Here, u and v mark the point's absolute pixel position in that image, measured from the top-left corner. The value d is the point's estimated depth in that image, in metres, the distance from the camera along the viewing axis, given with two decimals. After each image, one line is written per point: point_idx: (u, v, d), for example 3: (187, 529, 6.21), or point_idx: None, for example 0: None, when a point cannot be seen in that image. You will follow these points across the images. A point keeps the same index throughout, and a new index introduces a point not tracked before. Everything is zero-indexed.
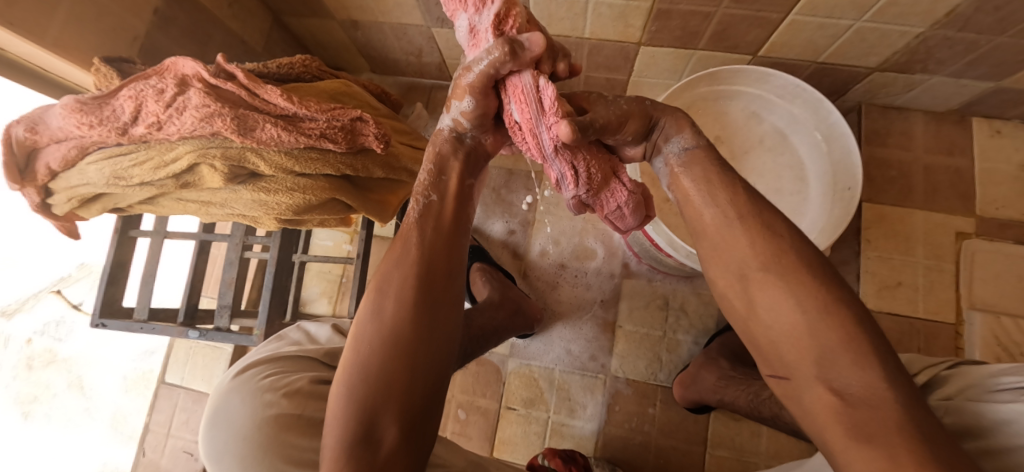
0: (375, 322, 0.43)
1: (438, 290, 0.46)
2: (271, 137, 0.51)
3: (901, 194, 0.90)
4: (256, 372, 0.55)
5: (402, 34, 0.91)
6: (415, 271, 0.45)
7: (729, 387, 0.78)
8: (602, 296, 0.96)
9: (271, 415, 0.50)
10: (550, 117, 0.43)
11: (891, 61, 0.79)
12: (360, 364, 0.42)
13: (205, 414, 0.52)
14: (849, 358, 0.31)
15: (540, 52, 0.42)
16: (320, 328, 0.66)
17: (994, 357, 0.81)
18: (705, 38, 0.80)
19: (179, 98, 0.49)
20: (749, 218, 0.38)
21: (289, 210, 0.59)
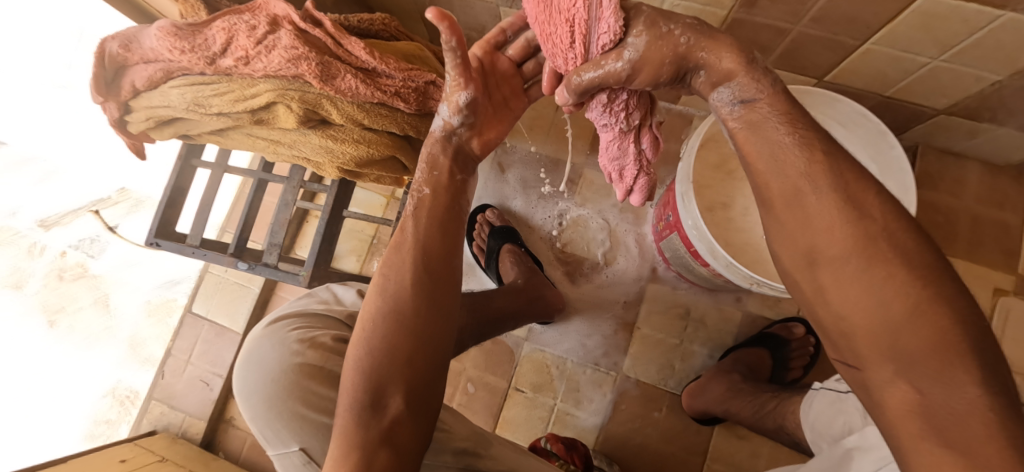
0: (378, 297, 0.46)
1: (438, 269, 0.47)
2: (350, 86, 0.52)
3: (944, 240, 0.88)
4: (289, 326, 0.56)
5: (469, 8, 0.93)
6: (415, 254, 0.47)
7: (736, 398, 0.80)
8: (624, 297, 0.97)
9: (294, 364, 0.51)
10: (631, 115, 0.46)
11: (961, 105, 0.78)
12: (367, 338, 0.45)
13: (240, 357, 0.54)
14: (935, 365, 0.26)
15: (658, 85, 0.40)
16: (345, 290, 0.65)
17: None
18: (774, 55, 0.81)
19: (269, 36, 0.50)
20: (829, 192, 0.31)
21: (352, 160, 0.60)
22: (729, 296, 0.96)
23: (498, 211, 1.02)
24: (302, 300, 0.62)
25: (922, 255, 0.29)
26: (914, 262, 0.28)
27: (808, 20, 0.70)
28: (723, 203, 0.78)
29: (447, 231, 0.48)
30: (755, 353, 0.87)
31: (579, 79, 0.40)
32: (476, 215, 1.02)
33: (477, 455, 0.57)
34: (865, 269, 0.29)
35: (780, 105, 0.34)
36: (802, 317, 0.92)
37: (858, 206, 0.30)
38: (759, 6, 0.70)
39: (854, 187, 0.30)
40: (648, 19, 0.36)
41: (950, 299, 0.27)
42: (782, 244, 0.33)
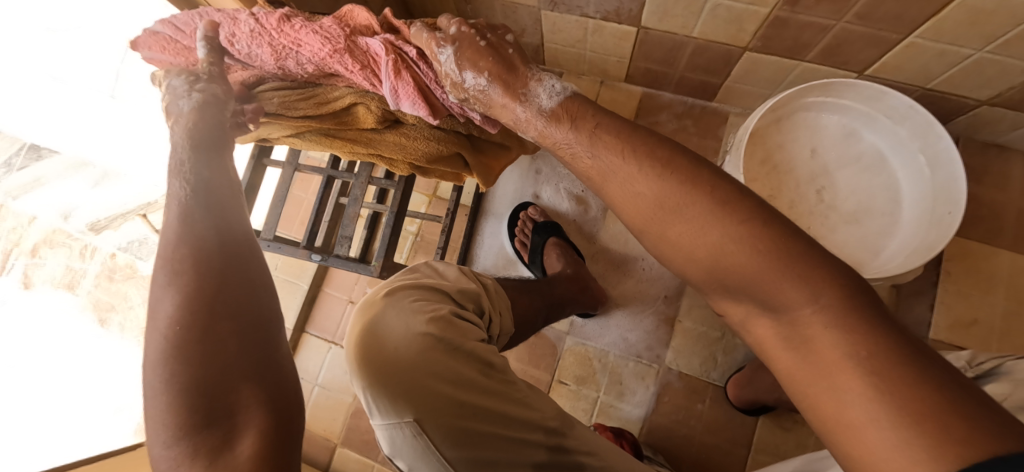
0: (167, 304, 0.37)
1: (230, 250, 0.42)
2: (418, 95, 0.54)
3: (989, 232, 0.88)
4: (404, 296, 0.60)
5: (511, 13, 0.97)
6: (195, 243, 0.40)
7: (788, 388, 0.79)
8: (665, 292, 0.98)
9: (413, 334, 0.54)
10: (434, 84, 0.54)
11: (1005, 96, 0.79)
12: (168, 357, 0.35)
13: (358, 323, 0.58)
14: (764, 288, 0.31)
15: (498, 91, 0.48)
16: (447, 267, 0.69)
17: None
18: (815, 51, 0.82)
19: (361, 44, 0.52)
20: (651, 158, 0.36)
21: (420, 158, 0.64)
22: None
23: (539, 207, 1.04)
24: (407, 273, 0.67)
25: (746, 203, 0.33)
26: (736, 217, 0.32)
27: (851, 16, 0.72)
28: (769, 196, 0.79)
29: (229, 217, 0.44)
30: None
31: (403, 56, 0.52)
32: (518, 211, 1.04)
33: (564, 434, 0.62)
34: (703, 226, 0.33)
35: (569, 126, 0.42)
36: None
37: (687, 182, 0.34)
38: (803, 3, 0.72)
39: (674, 167, 0.35)
40: (466, 45, 0.47)
41: (801, 246, 0.30)
42: (629, 212, 0.37)
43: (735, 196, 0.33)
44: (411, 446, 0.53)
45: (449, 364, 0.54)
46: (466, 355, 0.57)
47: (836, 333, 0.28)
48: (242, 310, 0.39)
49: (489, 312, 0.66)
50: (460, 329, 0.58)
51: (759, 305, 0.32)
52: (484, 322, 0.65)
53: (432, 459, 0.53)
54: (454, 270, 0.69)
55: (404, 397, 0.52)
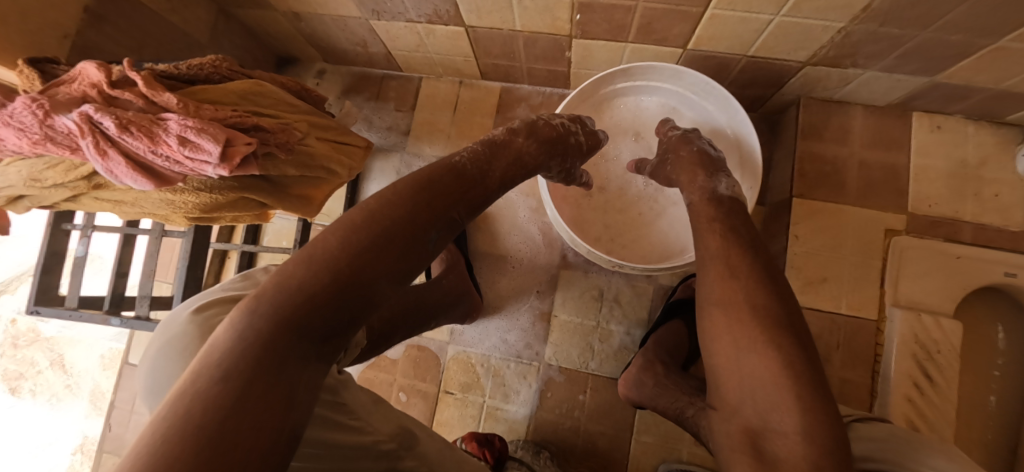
0: (330, 246, 0.37)
1: (407, 241, 0.41)
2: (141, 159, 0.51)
3: (834, 189, 0.87)
4: (218, 313, 0.48)
5: (343, 25, 0.96)
6: (393, 224, 0.40)
7: (663, 396, 0.75)
8: (538, 288, 0.99)
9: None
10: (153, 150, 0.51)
11: (821, 56, 0.78)
12: (288, 292, 0.34)
13: (155, 346, 0.46)
14: (763, 390, 0.40)
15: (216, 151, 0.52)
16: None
17: (913, 356, 0.80)
18: (633, 31, 0.81)
19: (58, 121, 0.48)
20: (750, 274, 0.47)
21: (197, 207, 0.61)
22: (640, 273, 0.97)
23: None
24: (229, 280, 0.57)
25: (769, 309, 0.44)
26: (767, 331, 0.42)
27: None
28: (598, 187, 0.81)
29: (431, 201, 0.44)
30: (672, 331, 0.86)
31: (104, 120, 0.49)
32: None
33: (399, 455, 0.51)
34: (743, 336, 0.43)
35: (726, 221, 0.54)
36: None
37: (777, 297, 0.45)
38: None
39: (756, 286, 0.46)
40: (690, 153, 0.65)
41: (796, 363, 0.40)
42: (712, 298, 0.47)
43: (775, 306, 0.44)
44: None
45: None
46: None
47: (801, 442, 0.37)
48: (385, 266, 0.38)
49: None
50: None
51: (750, 405, 0.41)
52: None
53: None
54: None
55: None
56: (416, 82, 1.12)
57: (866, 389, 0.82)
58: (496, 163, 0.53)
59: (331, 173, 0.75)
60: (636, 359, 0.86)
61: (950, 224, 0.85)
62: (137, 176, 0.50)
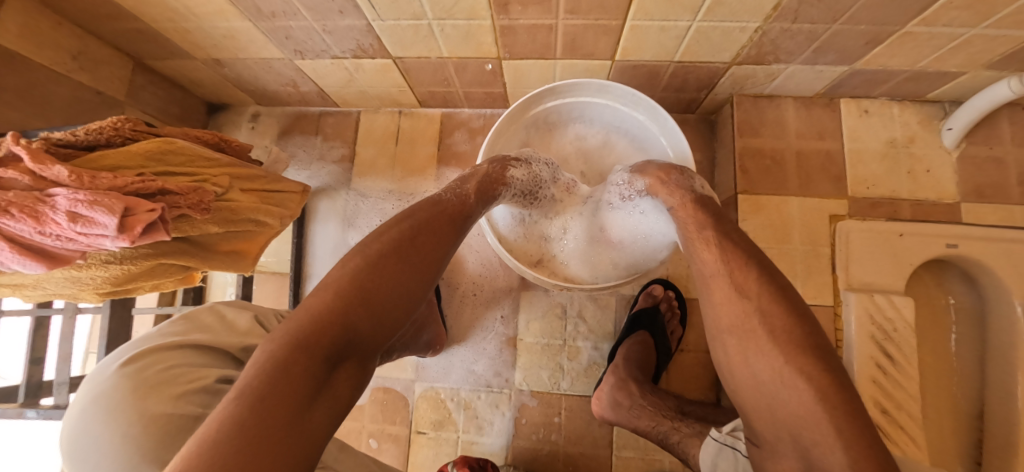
0: (301, 317, 0.43)
1: (368, 301, 0.46)
2: (29, 241, 0.47)
3: (777, 181, 0.88)
4: (153, 363, 0.43)
5: (269, 67, 0.93)
6: (349, 286, 0.46)
7: (641, 417, 0.75)
8: (501, 313, 0.97)
9: (153, 414, 0.40)
10: (43, 230, 0.46)
11: (743, 55, 0.79)
12: (265, 370, 0.39)
13: (75, 405, 0.41)
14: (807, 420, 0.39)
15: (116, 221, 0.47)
16: (239, 313, 0.55)
17: (872, 337, 0.81)
18: (559, 49, 0.81)
19: None
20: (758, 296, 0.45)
21: (107, 281, 0.56)
22: None
23: None
24: (168, 323, 0.50)
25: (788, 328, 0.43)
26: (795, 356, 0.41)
27: (562, 12, 0.70)
28: None
29: (399, 259, 0.49)
30: (638, 342, 0.84)
31: None
32: None
33: None
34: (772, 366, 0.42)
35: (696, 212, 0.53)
36: (662, 278, 0.94)
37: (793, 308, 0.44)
38: (512, 10, 0.70)
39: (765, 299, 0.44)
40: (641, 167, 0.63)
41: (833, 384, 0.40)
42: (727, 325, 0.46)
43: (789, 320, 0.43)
44: None
45: None
46: None
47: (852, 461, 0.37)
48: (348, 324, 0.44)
49: None
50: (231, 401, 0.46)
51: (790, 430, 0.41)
52: None
53: None
54: (247, 319, 0.55)
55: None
56: (355, 116, 1.09)
57: None
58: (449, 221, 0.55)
59: (261, 224, 0.72)
60: (607, 377, 0.84)
61: (889, 203, 0.88)
62: (24, 260, 0.46)
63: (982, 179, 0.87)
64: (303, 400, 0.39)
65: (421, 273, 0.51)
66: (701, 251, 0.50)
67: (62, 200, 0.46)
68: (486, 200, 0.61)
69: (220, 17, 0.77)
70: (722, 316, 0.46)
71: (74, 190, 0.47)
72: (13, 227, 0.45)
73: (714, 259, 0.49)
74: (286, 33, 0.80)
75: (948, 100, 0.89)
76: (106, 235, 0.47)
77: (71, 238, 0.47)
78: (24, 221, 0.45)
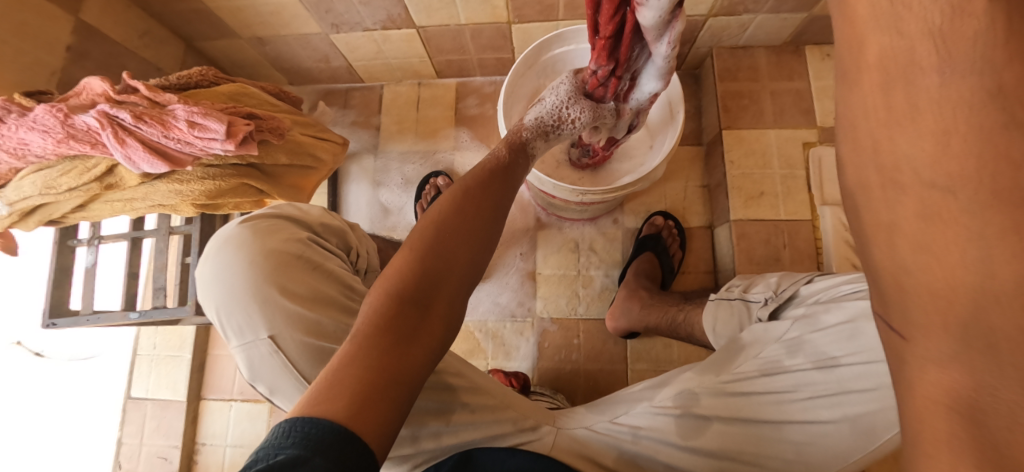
0: (388, 270, 0.45)
1: (449, 248, 0.46)
2: (155, 148, 0.58)
3: (754, 118, 1.02)
4: (260, 221, 0.58)
5: (306, 43, 1.06)
6: (430, 237, 0.46)
7: (651, 312, 0.87)
8: (520, 250, 1.08)
9: (267, 248, 0.54)
10: (167, 134, 0.57)
11: (717, 7, 0.92)
12: (366, 317, 0.42)
13: (214, 244, 0.57)
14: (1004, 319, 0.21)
15: (221, 128, 0.59)
16: (310, 206, 0.66)
17: (846, 242, 0.93)
18: (561, 9, 0.94)
19: (80, 121, 0.55)
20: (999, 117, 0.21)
21: (202, 195, 0.67)
22: (608, 221, 1.08)
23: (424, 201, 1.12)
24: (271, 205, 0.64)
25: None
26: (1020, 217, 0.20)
27: None
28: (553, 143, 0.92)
29: (465, 209, 0.48)
30: (646, 260, 0.96)
31: (123, 114, 0.56)
32: (423, 186, 1.12)
33: None
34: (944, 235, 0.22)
35: None
36: (663, 211, 1.05)
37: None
38: None
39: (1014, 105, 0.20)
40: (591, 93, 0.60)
41: None
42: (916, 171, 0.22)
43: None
44: (270, 365, 0.51)
45: (297, 274, 0.54)
46: (318, 276, 0.56)
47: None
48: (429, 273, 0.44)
49: (355, 248, 0.68)
50: (319, 252, 0.59)
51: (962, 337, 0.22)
52: (349, 257, 0.67)
53: (292, 379, 0.51)
54: (318, 209, 0.66)
55: (255, 308, 0.51)
56: (378, 90, 1.22)
57: None
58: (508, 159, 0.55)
59: (317, 163, 0.83)
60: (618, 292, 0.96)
61: None
62: (152, 160, 0.57)
63: None
64: (401, 340, 0.42)
65: (480, 212, 0.48)
66: (912, 8, 0.21)
67: (181, 112, 0.58)
68: (520, 147, 0.58)
69: None
70: (924, 160, 0.22)
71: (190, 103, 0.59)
72: (147, 132, 0.57)
73: (948, 57, 0.21)
74: (326, 7, 0.93)
75: None
76: (215, 138, 0.59)
77: (187, 143, 0.59)
78: (154, 127, 0.57)
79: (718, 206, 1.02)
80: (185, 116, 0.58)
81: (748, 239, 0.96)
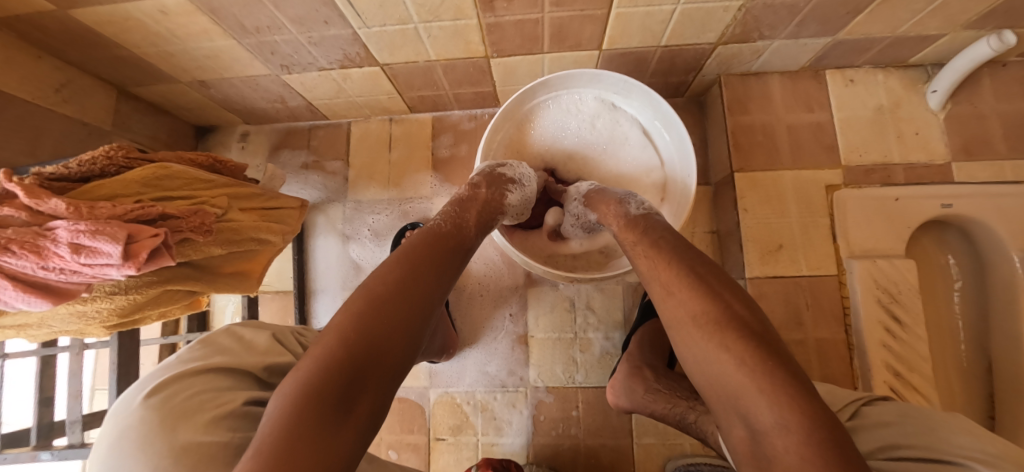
0: (327, 332, 0.44)
1: (397, 310, 0.46)
2: (33, 278, 0.46)
3: (770, 157, 0.89)
4: (182, 393, 0.42)
5: (255, 85, 0.92)
6: (377, 298, 0.46)
7: (657, 401, 0.76)
8: (510, 311, 0.96)
9: (183, 442, 0.38)
10: (47, 264, 0.45)
11: (728, 34, 0.79)
12: (301, 382, 0.40)
13: (108, 437, 0.40)
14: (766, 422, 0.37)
15: (119, 251, 0.46)
16: (255, 334, 0.52)
17: (878, 302, 0.82)
18: (546, 41, 0.80)
19: None
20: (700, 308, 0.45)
21: (113, 313, 0.55)
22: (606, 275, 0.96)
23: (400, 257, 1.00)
24: (186, 351, 0.49)
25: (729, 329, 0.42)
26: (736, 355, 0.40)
27: (548, 5, 0.70)
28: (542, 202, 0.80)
29: (419, 272, 0.50)
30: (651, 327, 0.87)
31: None
32: (398, 240, 1.01)
33: None
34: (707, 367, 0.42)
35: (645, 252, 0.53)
36: None
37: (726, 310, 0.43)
38: (497, 7, 0.70)
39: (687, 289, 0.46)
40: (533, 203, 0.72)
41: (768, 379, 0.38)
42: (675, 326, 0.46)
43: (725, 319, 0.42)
44: None
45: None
46: None
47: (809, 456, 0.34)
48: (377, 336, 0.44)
49: None
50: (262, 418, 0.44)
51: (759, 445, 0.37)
52: None
53: None
54: (263, 339, 0.52)
55: None
56: (345, 128, 1.09)
57: (842, 346, 0.82)
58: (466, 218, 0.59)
59: (265, 243, 0.71)
60: (621, 365, 0.85)
61: (882, 169, 0.88)
62: (28, 297, 0.45)
63: (970, 136, 0.88)
64: (343, 404, 0.40)
65: (431, 275, 0.50)
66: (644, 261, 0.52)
67: (63, 233, 0.46)
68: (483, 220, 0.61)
69: (204, 36, 0.75)
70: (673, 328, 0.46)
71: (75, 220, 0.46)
72: (17, 264, 0.44)
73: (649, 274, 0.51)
74: (271, 49, 0.80)
75: (930, 63, 0.90)
76: (112, 263, 0.47)
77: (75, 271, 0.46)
78: (26, 257, 0.44)
79: (731, 260, 0.90)
80: (69, 237, 0.45)
81: (766, 300, 0.85)
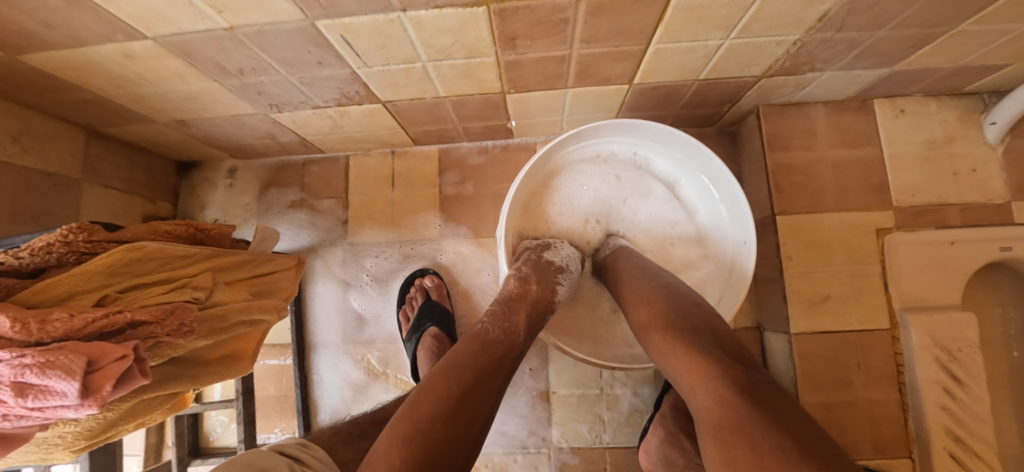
0: (403, 420, 0.43)
1: (471, 398, 0.45)
2: None
3: (814, 198, 0.81)
4: None
5: (240, 123, 0.82)
6: (457, 382, 0.46)
7: None
8: (529, 365, 0.89)
9: None
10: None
11: (775, 68, 0.70)
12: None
13: None
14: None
15: (78, 386, 0.38)
16: None
17: (935, 361, 0.75)
18: (571, 77, 0.71)
19: None
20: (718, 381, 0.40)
21: (79, 436, 0.47)
22: None
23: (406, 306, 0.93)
24: None
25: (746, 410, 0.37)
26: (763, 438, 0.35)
27: (578, 43, 0.61)
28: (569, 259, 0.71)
29: (489, 354, 0.50)
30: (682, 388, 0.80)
31: None
32: (405, 288, 0.94)
33: None
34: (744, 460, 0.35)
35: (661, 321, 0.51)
36: None
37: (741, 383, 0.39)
38: (520, 45, 0.60)
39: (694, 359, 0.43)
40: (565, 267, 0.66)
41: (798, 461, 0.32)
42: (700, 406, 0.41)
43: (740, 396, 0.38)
44: None
45: None
46: None
47: None
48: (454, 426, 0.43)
49: None
50: None
51: None
52: None
53: None
54: None
55: None
56: (343, 162, 0.99)
57: (895, 406, 0.76)
58: (517, 317, 0.55)
59: (256, 322, 0.63)
60: (653, 429, 0.77)
61: (936, 210, 0.81)
62: None
63: None
64: None
65: (498, 361, 0.50)
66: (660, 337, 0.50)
67: (4, 370, 0.37)
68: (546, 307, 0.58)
69: (178, 79, 0.65)
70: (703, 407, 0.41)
71: (18, 352, 0.37)
72: None
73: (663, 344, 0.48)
74: (257, 89, 0.70)
75: (988, 91, 0.82)
76: (70, 401, 0.38)
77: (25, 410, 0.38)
78: None
79: (771, 310, 0.83)
80: (12, 375, 0.37)
81: (811, 357, 0.78)
